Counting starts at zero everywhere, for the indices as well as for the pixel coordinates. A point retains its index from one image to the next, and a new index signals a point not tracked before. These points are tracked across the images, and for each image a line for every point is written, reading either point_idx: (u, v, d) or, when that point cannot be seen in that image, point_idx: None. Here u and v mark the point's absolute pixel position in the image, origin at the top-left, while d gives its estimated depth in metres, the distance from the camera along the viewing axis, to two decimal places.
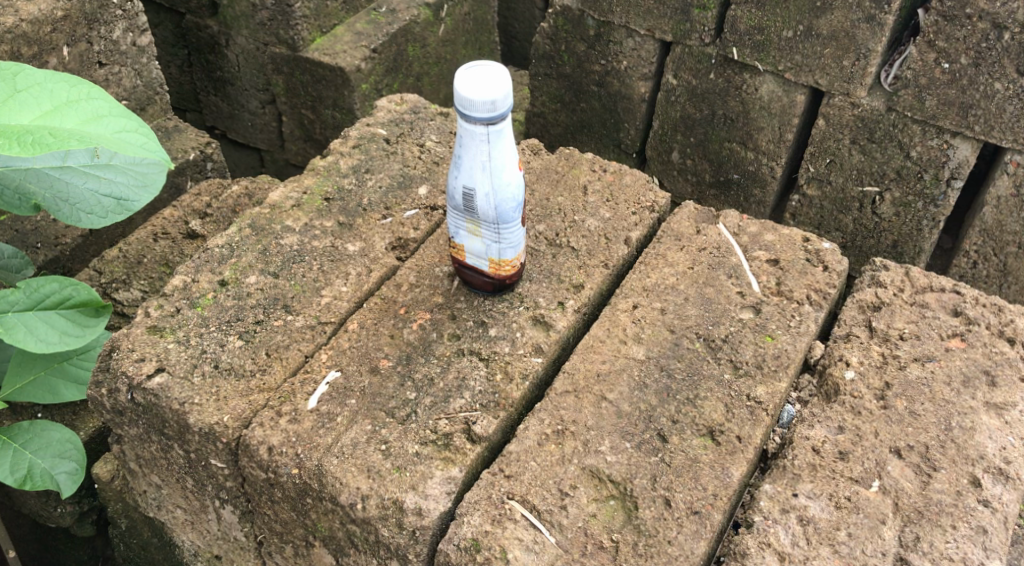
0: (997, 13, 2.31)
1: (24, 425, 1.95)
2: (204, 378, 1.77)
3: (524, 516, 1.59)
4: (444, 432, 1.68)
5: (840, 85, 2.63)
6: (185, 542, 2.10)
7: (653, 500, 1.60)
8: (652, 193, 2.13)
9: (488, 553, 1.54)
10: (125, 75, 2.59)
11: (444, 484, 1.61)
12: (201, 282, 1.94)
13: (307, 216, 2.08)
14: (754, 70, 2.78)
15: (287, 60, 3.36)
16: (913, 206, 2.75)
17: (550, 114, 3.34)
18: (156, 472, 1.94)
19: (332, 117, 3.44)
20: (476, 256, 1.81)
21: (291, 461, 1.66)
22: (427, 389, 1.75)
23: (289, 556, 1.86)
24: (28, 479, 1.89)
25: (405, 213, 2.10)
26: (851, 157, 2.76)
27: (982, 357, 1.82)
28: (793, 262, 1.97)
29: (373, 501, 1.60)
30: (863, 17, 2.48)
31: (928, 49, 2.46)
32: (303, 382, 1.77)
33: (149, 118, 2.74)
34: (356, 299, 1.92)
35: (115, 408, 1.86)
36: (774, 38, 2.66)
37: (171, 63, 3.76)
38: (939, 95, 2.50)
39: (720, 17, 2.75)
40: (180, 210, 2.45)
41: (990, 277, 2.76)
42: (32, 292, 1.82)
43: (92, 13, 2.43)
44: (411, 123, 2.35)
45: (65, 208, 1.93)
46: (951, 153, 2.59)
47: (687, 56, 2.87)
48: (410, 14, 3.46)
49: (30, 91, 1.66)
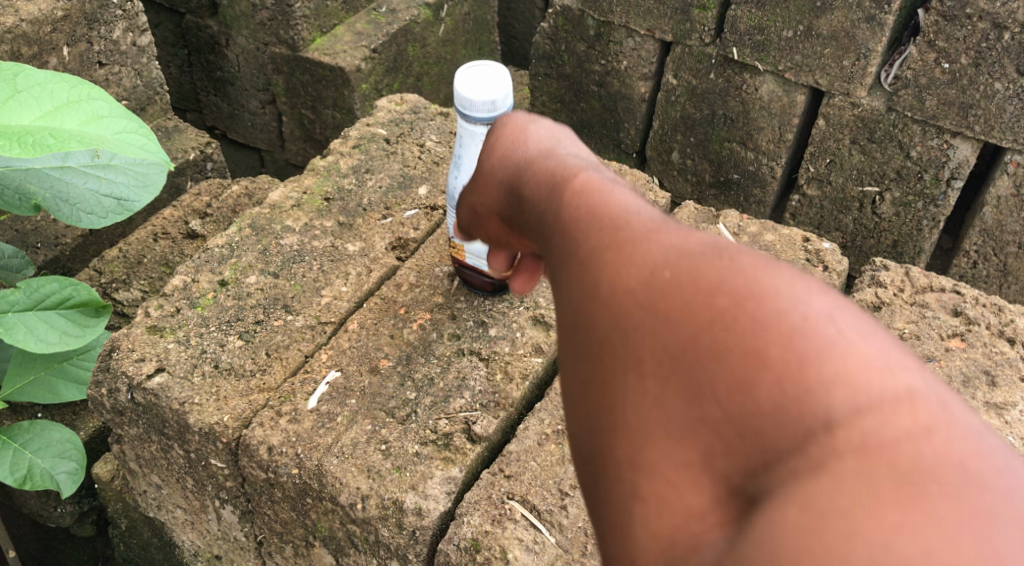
0: (997, 13, 2.30)
1: (24, 425, 1.95)
2: (204, 378, 1.77)
3: (525, 516, 1.57)
4: (444, 432, 1.67)
5: (840, 85, 2.63)
6: (185, 542, 2.10)
7: None
8: (652, 193, 2.13)
9: (489, 553, 1.53)
10: (125, 75, 2.60)
11: (444, 483, 1.60)
12: (201, 282, 1.94)
13: (307, 216, 2.09)
14: (754, 70, 2.78)
15: (287, 60, 3.36)
16: (913, 206, 2.75)
17: (551, 114, 3.35)
18: (156, 472, 1.94)
19: (332, 117, 3.44)
20: (476, 256, 1.82)
21: (291, 461, 1.65)
22: (427, 390, 1.74)
23: (289, 556, 1.86)
24: (28, 479, 1.89)
25: (405, 213, 2.11)
26: (851, 157, 2.77)
27: (982, 357, 1.82)
28: (793, 262, 1.97)
29: (373, 501, 1.59)
30: (863, 17, 2.48)
31: (928, 49, 2.46)
32: (303, 381, 1.77)
33: (149, 118, 2.74)
34: (356, 299, 1.93)
35: (115, 408, 1.86)
36: (774, 37, 2.66)
37: (171, 63, 3.76)
38: (939, 95, 2.51)
39: (720, 17, 2.75)
40: (180, 210, 2.46)
41: (990, 277, 2.76)
42: (32, 292, 1.82)
43: (92, 13, 2.43)
44: (411, 123, 2.37)
45: (65, 208, 1.92)
46: (952, 153, 2.59)
47: (687, 56, 2.87)
48: (410, 13, 3.46)
49: (30, 91, 1.65)
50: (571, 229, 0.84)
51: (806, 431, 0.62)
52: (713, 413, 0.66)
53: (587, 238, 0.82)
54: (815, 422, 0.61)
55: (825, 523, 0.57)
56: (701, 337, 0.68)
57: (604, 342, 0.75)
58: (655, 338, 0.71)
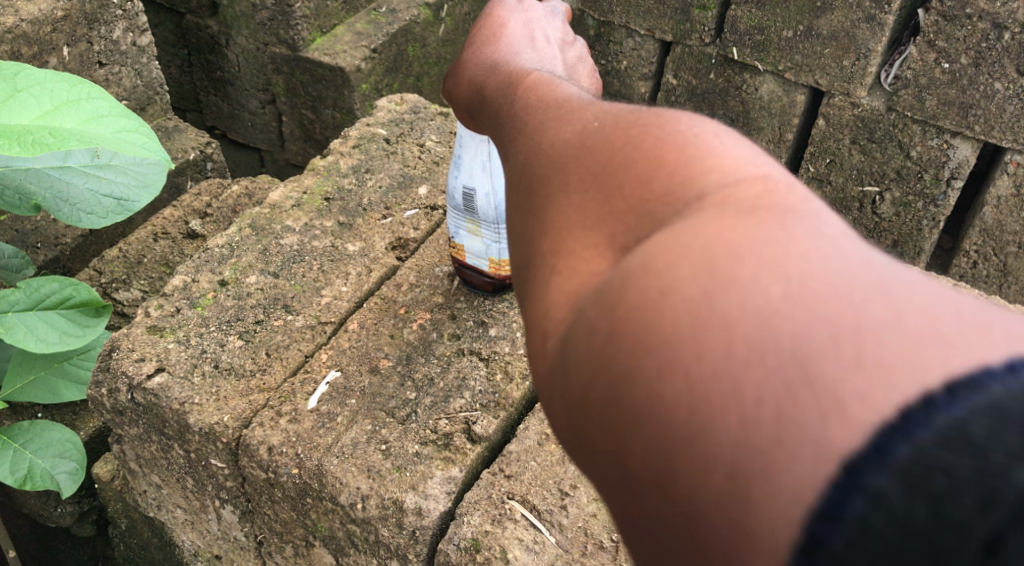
0: (997, 13, 2.30)
1: (24, 425, 1.95)
2: (204, 378, 1.77)
3: (524, 516, 1.57)
4: (444, 432, 1.67)
5: (840, 85, 2.66)
6: (185, 542, 2.10)
7: None
8: None
9: (489, 553, 1.52)
10: (125, 75, 2.60)
11: (444, 483, 1.60)
12: (201, 282, 1.94)
13: (307, 216, 2.09)
14: (754, 70, 2.83)
15: (287, 60, 3.36)
16: (913, 206, 2.77)
17: None
18: (156, 473, 1.94)
19: (332, 116, 3.44)
20: (476, 256, 1.81)
21: (291, 461, 1.65)
22: (427, 390, 1.74)
23: (289, 556, 1.86)
24: (28, 479, 1.89)
25: (405, 213, 2.12)
26: (851, 157, 2.80)
27: None
28: None
29: (373, 501, 1.59)
30: (863, 17, 2.49)
31: (928, 49, 2.46)
32: (303, 382, 1.77)
33: (149, 118, 2.74)
34: (356, 299, 1.93)
35: (115, 407, 1.85)
36: (773, 37, 2.70)
37: (171, 63, 3.77)
38: (939, 94, 2.52)
39: (720, 17, 2.80)
40: (180, 210, 2.46)
41: (990, 277, 2.76)
42: (32, 292, 1.82)
43: (92, 13, 2.43)
44: (411, 123, 2.37)
45: (65, 208, 1.92)
46: (952, 153, 2.61)
47: (687, 56, 2.95)
48: (410, 13, 3.47)
49: (30, 91, 1.64)
50: (523, 113, 0.98)
51: (683, 194, 0.72)
52: (611, 188, 0.76)
53: (534, 112, 0.96)
54: (691, 191, 0.72)
55: (684, 237, 0.66)
56: (612, 141, 0.80)
57: (537, 174, 0.85)
58: (574, 154, 0.83)
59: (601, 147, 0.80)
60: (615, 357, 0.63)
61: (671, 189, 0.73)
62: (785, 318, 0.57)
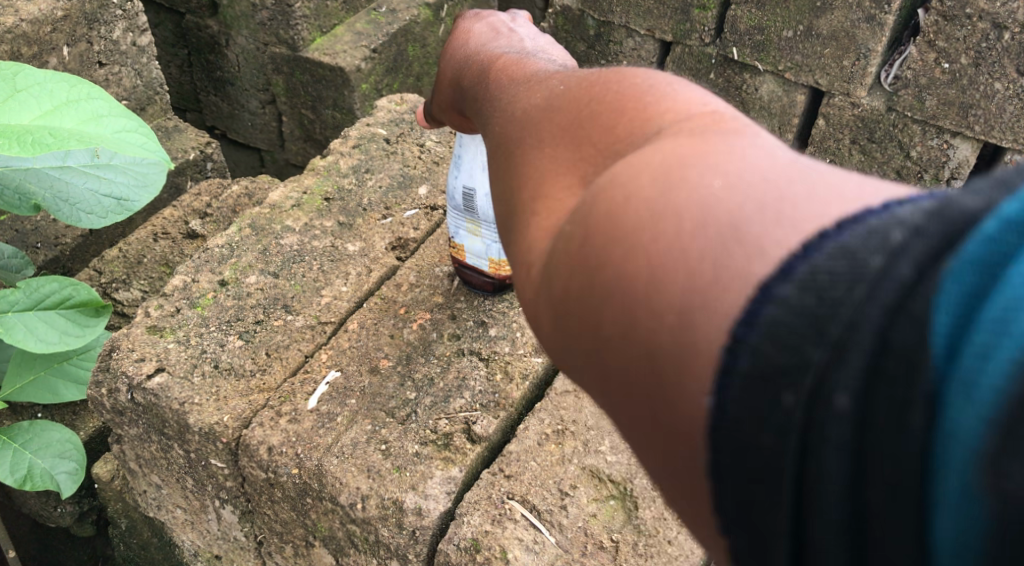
0: (997, 13, 2.30)
1: (24, 425, 1.95)
2: (204, 378, 1.77)
3: (524, 516, 1.57)
4: (444, 432, 1.67)
5: (840, 84, 2.66)
6: (185, 542, 2.10)
7: (653, 500, 1.60)
8: None
9: (489, 553, 1.52)
10: (125, 75, 2.60)
11: (444, 483, 1.60)
12: (201, 282, 1.94)
13: (307, 216, 2.09)
14: (754, 70, 2.83)
15: (287, 60, 3.35)
16: None
17: None
18: (156, 472, 1.94)
19: (332, 117, 3.44)
20: (476, 256, 1.81)
21: (291, 461, 1.65)
22: (427, 390, 1.74)
23: (289, 556, 1.86)
24: (28, 479, 1.88)
25: (405, 213, 2.12)
26: (851, 157, 2.81)
27: None
28: None
29: (373, 501, 1.59)
30: (863, 17, 2.49)
31: (928, 49, 2.47)
32: (303, 381, 1.77)
33: (149, 118, 2.74)
34: (356, 299, 1.93)
35: (115, 408, 1.85)
36: (773, 38, 2.70)
37: (171, 63, 3.77)
38: (939, 94, 2.53)
39: (720, 17, 2.80)
40: (180, 210, 2.46)
41: None
42: (32, 292, 1.81)
43: (92, 13, 2.43)
44: (411, 123, 2.38)
45: (65, 208, 1.92)
46: (952, 152, 2.62)
47: (687, 56, 2.95)
48: (410, 13, 3.47)
49: (30, 91, 1.64)
50: (497, 96, 1.09)
51: (641, 131, 0.83)
52: (581, 135, 0.88)
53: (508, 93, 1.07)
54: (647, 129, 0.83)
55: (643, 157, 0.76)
56: (578, 98, 0.92)
57: (517, 142, 0.96)
58: (545, 116, 0.94)
59: (572, 112, 0.91)
60: (588, 257, 0.73)
61: (629, 130, 0.84)
62: (716, 197, 0.67)
